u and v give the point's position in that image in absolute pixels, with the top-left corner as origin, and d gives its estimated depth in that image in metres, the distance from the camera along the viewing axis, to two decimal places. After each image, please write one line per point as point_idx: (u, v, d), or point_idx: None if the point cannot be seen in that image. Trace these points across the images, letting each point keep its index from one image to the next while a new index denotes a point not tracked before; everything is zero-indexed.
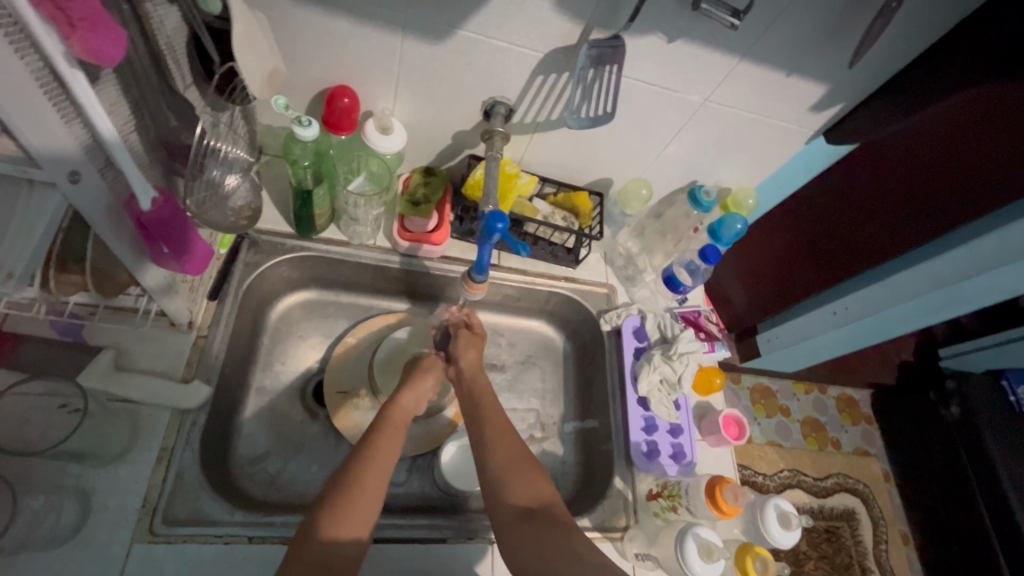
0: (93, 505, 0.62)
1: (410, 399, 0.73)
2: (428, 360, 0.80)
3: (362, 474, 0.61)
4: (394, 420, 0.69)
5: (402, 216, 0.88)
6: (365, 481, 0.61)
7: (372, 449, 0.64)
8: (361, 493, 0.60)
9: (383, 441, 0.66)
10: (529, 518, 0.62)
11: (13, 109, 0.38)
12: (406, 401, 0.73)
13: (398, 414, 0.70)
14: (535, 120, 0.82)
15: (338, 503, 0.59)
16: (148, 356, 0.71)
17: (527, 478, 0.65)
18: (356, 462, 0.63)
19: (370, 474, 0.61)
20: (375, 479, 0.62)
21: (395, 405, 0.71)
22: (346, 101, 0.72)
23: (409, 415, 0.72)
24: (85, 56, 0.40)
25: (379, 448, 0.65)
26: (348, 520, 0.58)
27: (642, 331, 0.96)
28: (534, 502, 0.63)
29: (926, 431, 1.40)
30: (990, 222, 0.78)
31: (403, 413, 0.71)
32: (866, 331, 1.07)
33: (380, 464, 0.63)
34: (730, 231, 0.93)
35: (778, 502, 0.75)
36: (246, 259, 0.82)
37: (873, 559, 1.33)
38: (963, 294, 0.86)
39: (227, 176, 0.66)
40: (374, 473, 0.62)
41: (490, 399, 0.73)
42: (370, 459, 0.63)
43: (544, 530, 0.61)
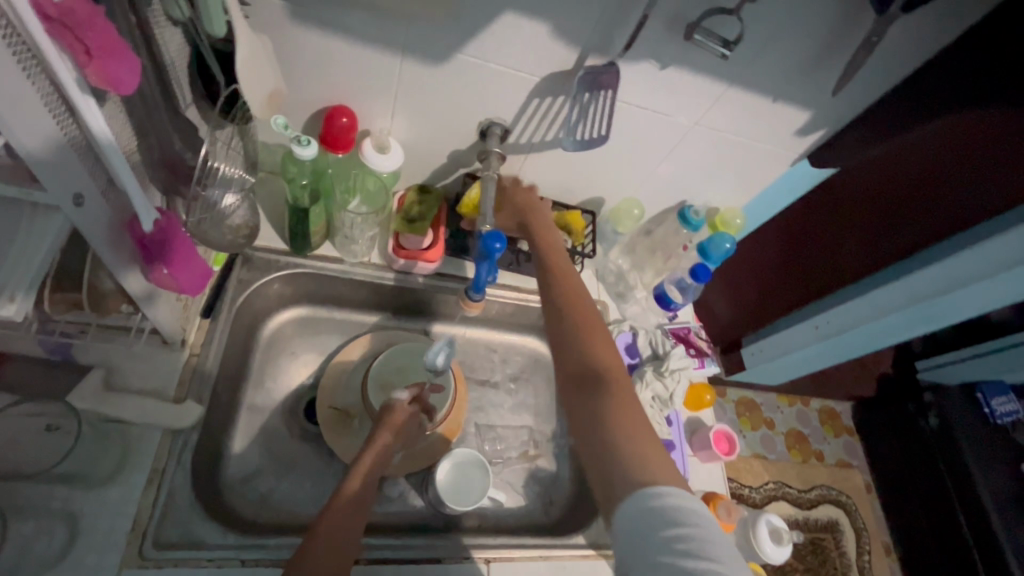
0: (81, 529, 0.61)
1: (370, 458, 0.73)
2: (395, 418, 0.78)
3: (330, 517, 0.64)
4: (371, 460, 0.72)
5: (397, 233, 0.88)
6: (334, 522, 0.63)
7: (340, 494, 0.67)
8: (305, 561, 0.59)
9: (334, 513, 0.64)
10: (580, 390, 0.61)
11: (13, 117, 0.35)
12: (367, 460, 0.72)
13: (354, 479, 0.69)
14: (530, 140, 0.83)
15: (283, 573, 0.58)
16: (140, 375, 0.70)
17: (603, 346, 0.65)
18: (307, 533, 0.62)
19: (335, 521, 0.64)
20: (339, 530, 0.63)
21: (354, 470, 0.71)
22: (345, 121, 0.73)
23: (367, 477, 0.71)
24: (101, 83, 0.40)
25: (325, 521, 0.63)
26: (319, 556, 0.60)
27: (634, 347, 0.98)
28: (672, 478, 0.52)
29: (907, 442, 1.45)
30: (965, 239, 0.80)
31: (379, 455, 0.74)
32: (846, 346, 1.09)
33: (350, 511, 0.66)
34: (719, 249, 0.95)
35: (769, 517, 0.78)
36: (240, 275, 0.82)
37: (857, 571, 1.36)
38: (937, 312, 0.89)
39: (226, 195, 0.67)
40: (340, 520, 0.64)
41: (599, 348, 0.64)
42: (342, 504, 0.66)
43: (588, 393, 0.60)
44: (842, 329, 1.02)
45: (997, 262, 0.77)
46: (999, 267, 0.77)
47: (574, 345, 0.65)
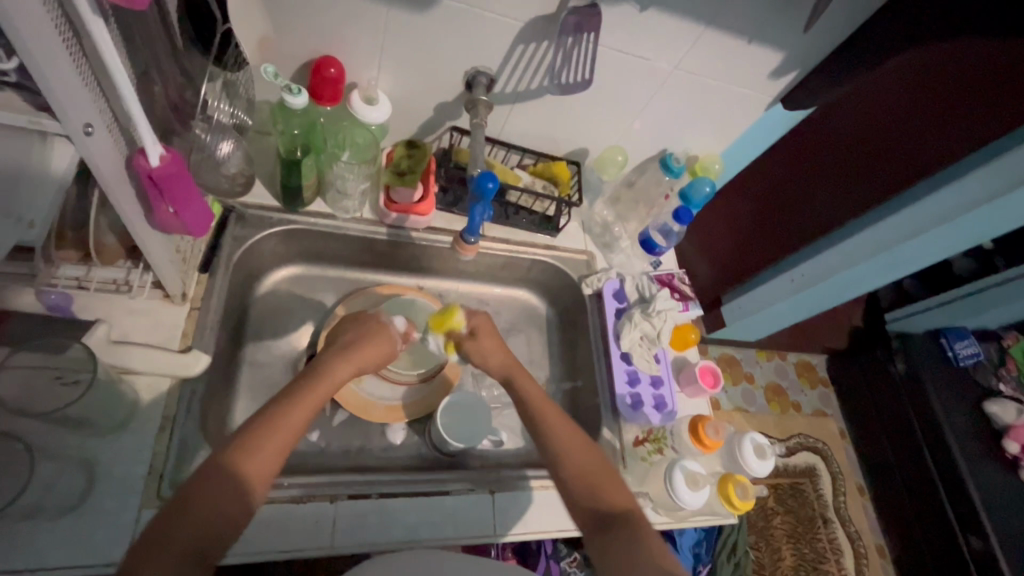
0: (99, 474, 0.62)
1: (341, 369, 0.68)
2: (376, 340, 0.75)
3: (251, 454, 0.55)
4: (320, 388, 0.63)
5: (388, 187, 0.90)
6: (254, 462, 0.54)
7: (264, 426, 0.57)
8: (259, 453, 0.55)
9: (295, 413, 0.59)
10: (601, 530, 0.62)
11: (34, 42, 0.36)
12: (338, 371, 0.68)
13: (325, 383, 0.65)
14: (516, 90, 0.85)
15: (218, 476, 0.53)
16: (142, 329, 0.71)
17: (595, 477, 0.67)
18: (260, 422, 0.57)
19: (256, 462, 0.54)
20: (261, 474, 0.55)
21: (324, 376, 0.66)
22: (333, 71, 0.73)
23: (335, 384, 0.66)
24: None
25: (282, 426, 0.58)
26: (202, 504, 0.51)
27: (622, 292, 1.01)
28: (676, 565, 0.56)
29: (874, 382, 1.68)
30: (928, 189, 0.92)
31: (332, 384, 0.66)
32: (816, 298, 1.20)
33: (281, 449, 0.57)
34: (700, 194, 0.99)
35: (753, 435, 0.84)
36: (235, 232, 0.82)
37: (833, 511, 1.58)
38: (904, 256, 1.00)
39: (222, 143, 0.74)
40: (261, 462, 0.55)
41: (568, 445, 0.69)
42: (273, 435, 0.57)
43: (616, 538, 0.61)
44: (813, 280, 1.14)
45: (955, 210, 0.89)
46: (956, 212, 0.89)
47: (577, 478, 0.66)
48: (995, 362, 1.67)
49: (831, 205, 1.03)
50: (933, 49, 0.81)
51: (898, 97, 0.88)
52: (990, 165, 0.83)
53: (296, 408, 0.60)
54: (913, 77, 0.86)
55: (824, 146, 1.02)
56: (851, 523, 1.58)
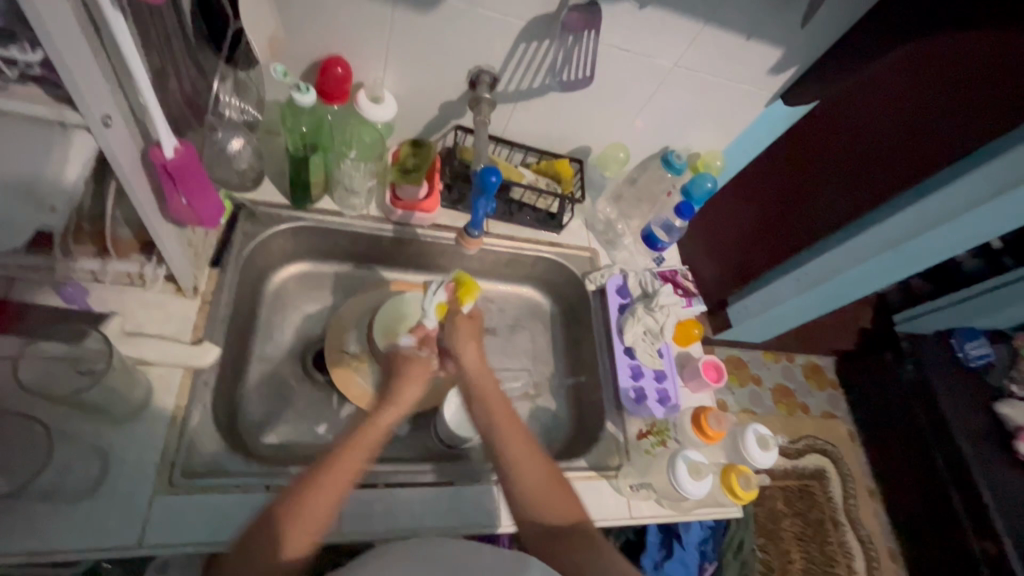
0: (113, 461, 0.64)
1: (390, 417, 0.69)
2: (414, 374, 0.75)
3: (307, 505, 0.58)
4: (365, 441, 0.65)
5: (393, 184, 0.92)
6: (310, 512, 0.57)
7: (324, 478, 0.59)
8: (315, 493, 0.58)
9: (345, 461, 0.61)
10: (552, 537, 0.63)
11: (60, 35, 0.38)
12: (386, 418, 0.68)
13: (371, 431, 0.66)
14: (518, 88, 0.87)
15: (285, 513, 0.57)
16: (155, 321, 0.73)
17: (548, 486, 0.66)
18: (312, 471, 0.60)
19: (314, 508, 0.58)
20: (320, 516, 0.58)
21: (370, 424, 0.67)
22: (340, 71, 0.76)
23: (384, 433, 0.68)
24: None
25: (334, 473, 0.60)
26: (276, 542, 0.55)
27: (625, 288, 1.02)
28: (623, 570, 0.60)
29: (884, 386, 1.68)
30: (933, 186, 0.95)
31: (377, 433, 0.66)
32: (824, 297, 1.23)
33: (337, 489, 0.60)
34: (701, 189, 1.00)
35: (756, 427, 0.83)
36: (244, 229, 0.84)
37: (843, 513, 1.60)
38: (911, 252, 1.03)
39: (233, 139, 0.76)
40: (320, 508, 0.58)
41: (525, 461, 0.66)
42: (328, 481, 0.59)
43: (569, 547, 0.62)
44: (821, 278, 1.16)
45: (962, 205, 0.92)
46: (964, 207, 0.92)
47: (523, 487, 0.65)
48: (1006, 362, 1.64)
49: (840, 203, 1.04)
50: (930, 45, 0.84)
51: (898, 94, 0.91)
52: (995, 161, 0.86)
53: (349, 458, 0.62)
54: (914, 74, 0.88)
55: (828, 145, 1.04)
56: (862, 524, 1.60)
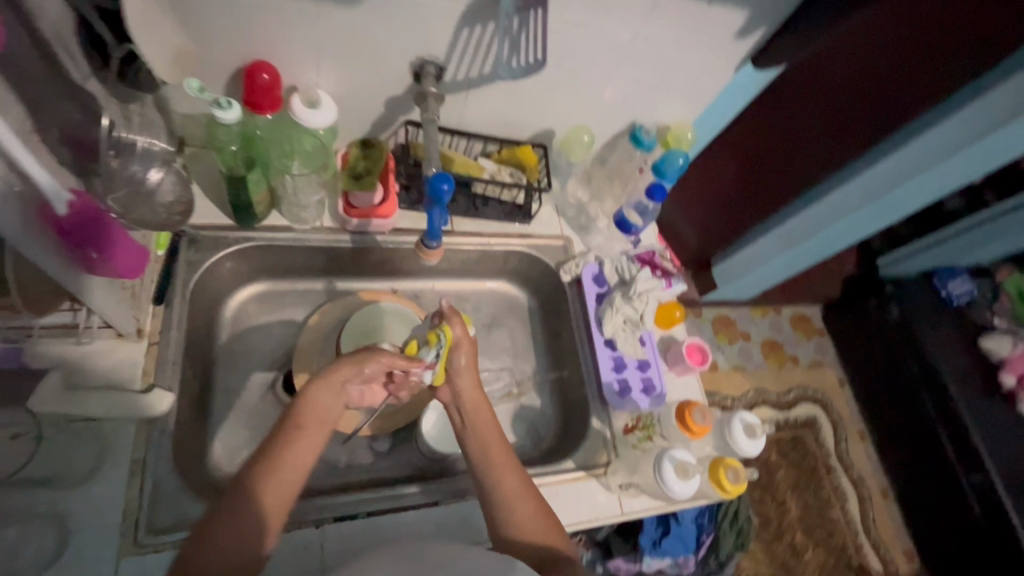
0: (71, 529, 0.60)
1: (326, 391, 0.66)
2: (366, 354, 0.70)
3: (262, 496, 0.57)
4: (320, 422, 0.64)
5: (346, 192, 0.86)
6: (254, 518, 0.56)
7: (269, 466, 0.59)
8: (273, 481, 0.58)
9: (297, 441, 0.61)
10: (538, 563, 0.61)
11: None
12: (324, 392, 0.66)
13: (309, 411, 0.64)
14: (467, 76, 0.80)
15: (229, 515, 0.55)
16: (99, 372, 0.68)
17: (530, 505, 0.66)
18: (258, 467, 0.59)
19: (263, 502, 0.57)
20: (273, 513, 0.58)
21: (307, 402, 0.65)
22: (265, 77, 0.69)
23: (330, 410, 0.66)
24: None
25: (286, 458, 0.60)
26: (220, 544, 0.54)
27: (601, 276, 0.98)
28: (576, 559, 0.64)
29: (871, 332, 1.71)
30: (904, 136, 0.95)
31: (318, 410, 0.65)
32: (805, 253, 1.24)
33: (291, 480, 0.60)
34: (673, 167, 0.95)
35: (742, 416, 0.83)
36: (189, 257, 0.78)
37: (835, 458, 1.66)
38: (889, 203, 1.05)
39: (151, 171, 0.67)
40: (268, 500, 0.58)
41: (518, 496, 0.65)
42: (280, 474, 0.59)
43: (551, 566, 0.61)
44: (804, 235, 1.17)
45: (938, 153, 0.93)
46: (942, 154, 0.92)
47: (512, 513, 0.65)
48: (988, 297, 1.63)
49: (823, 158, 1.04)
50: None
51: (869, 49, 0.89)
52: (963, 109, 0.86)
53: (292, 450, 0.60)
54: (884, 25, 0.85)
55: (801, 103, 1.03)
56: (854, 467, 1.66)
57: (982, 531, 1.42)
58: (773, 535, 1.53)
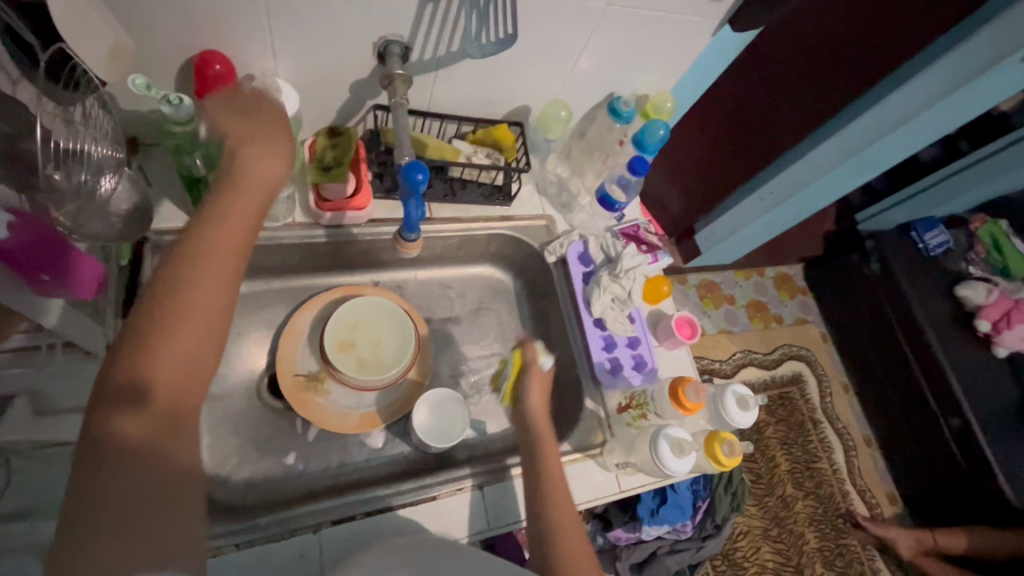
0: None
1: (287, 351, 0.84)
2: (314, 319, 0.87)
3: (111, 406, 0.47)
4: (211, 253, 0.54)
5: (317, 185, 0.82)
6: (166, 358, 0.49)
7: (177, 303, 0.51)
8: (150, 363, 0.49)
9: (198, 277, 0.53)
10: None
11: None
12: (286, 357, 0.83)
13: (221, 231, 0.56)
14: (435, 55, 0.76)
15: (124, 364, 0.48)
16: (70, 393, 0.65)
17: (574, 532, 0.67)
18: (158, 302, 0.51)
19: (160, 374, 0.49)
20: (170, 378, 0.50)
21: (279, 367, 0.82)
22: (218, 68, 0.65)
23: (291, 373, 0.83)
24: None
25: (190, 295, 0.52)
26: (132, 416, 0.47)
27: (587, 254, 0.97)
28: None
29: (851, 286, 1.73)
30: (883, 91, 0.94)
31: (236, 232, 0.57)
32: (787, 212, 1.24)
33: (196, 334, 0.52)
34: (653, 138, 0.93)
35: (735, 389, 0.83)
36: (154, 264, 0.74)
37: (821, 412, 1.70)
38: (871, 157, 1.04)
39: (100, 181, 0.61)
40: (177, 348, 0.50)
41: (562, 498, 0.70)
42: (182, 312, 0.51)
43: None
44: (785, 196, 1.17)
45: (920, 103, 0.93)
46: (922, 106, 0.92)
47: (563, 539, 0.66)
48: (963, 246, 1.63)
49: (802, 116, 1.03)
50: None
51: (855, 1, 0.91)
52: (946, 56, 0.86)
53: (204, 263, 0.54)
54: None
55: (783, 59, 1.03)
56: (840, 420, 1.70)
57: (963, 472, 1.45)
58: (764, 489, 1.57)
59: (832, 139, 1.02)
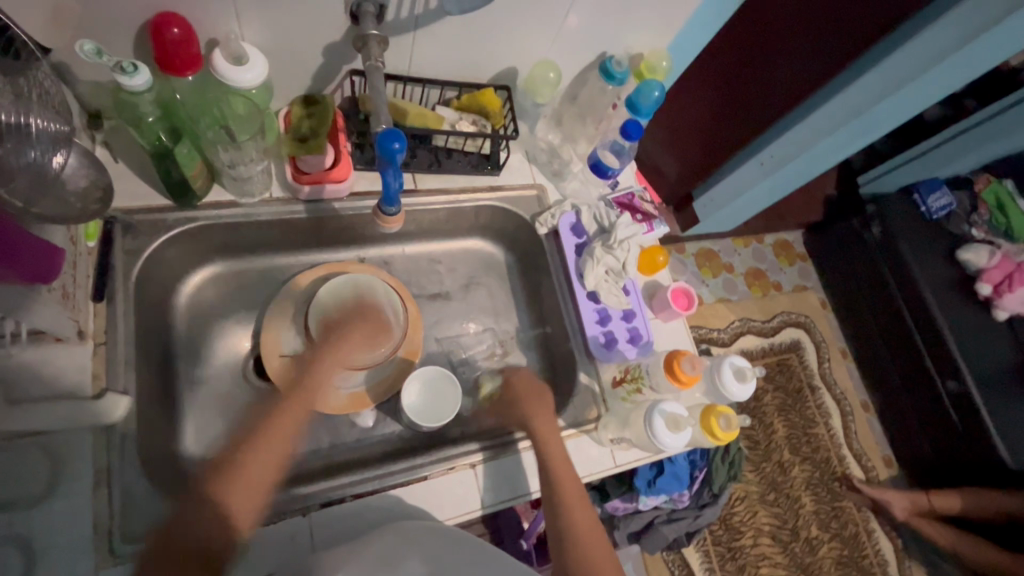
0: (38, 550, 0.57)
1: (272, 328, 0.81)
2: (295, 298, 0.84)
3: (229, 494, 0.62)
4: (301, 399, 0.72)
5: (292, 157, 0.77)
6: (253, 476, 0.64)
7: (273, 430, 0.68)
8: (243, 477, 0.63)
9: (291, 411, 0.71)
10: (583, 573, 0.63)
11: None
12: (271, 334, 0.81)
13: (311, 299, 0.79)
14: (412, 13, 0.71)
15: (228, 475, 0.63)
16: (43, 381, 0.62)
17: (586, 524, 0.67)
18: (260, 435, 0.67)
19: (247, 483, 0.63)
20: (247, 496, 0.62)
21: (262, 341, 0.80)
22: (177, 31, 0.60)
23: (276, 353, 0.81)
24: None
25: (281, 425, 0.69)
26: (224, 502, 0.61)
27: (580, 225, 0.93)
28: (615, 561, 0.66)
29: (850, 252, 1.70)
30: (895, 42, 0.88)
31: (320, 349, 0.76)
32: (789, 175, 1.19)
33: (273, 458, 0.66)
34: (648, 100, 0.88)
35: (732, 360, 0.82)
36: (125, 246, 0.71)
37: (819, 378, 1.69)
38: (880, 113, 0.99)
39: (55, 157, 0.58)
40: (261, 468, 0.65)
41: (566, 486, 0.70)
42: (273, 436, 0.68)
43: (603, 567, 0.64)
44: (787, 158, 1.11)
45: (929, 58, 0.87)
46: (932, 60, 0.87)
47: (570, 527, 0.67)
48: (966, 207, 1.58)
49: (808, 71, 0.97)
50: None
51: None
52: (959, 7, 0.80)
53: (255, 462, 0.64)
54: None
55: (782, 15, 0.98)
56: (837, 385, 1.70)
57: (959, 435, 1.45)
58: (761, 456, 1.58)
59: (840, 95, 0.97)
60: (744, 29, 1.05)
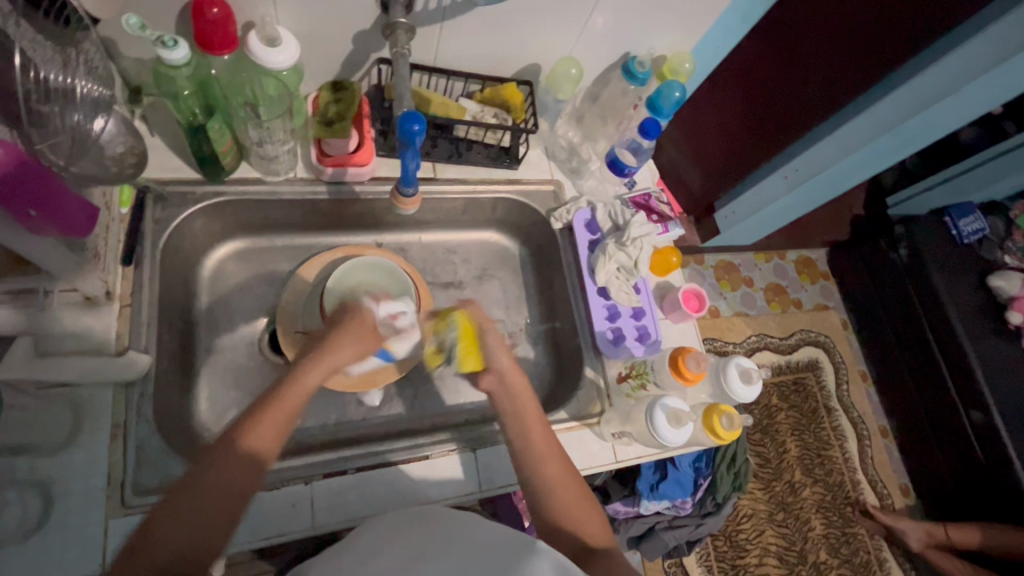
0: (55, 495, 0.60)
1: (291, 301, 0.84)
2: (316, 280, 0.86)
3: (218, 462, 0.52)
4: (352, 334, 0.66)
5: (318, 139, 0.81)
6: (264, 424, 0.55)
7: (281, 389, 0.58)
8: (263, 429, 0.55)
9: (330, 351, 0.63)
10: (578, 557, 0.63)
11: None
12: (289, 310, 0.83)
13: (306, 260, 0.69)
14: (440, 6, 0.73)
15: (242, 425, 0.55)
16: (71, 337, 0.66)
17: (575, 498, 0.62)
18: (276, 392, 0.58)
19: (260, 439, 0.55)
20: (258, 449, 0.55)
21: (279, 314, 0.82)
22: (216, 11, 0.62)
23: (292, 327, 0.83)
24: None
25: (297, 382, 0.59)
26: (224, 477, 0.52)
27: (594, 222, 0.94)
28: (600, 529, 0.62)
29: (877, 272, 1.67)
30: (924, 58, 0.88)
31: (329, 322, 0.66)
32: (815, 190, 1.19)
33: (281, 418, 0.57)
34: (668, 101, 0.89)
35: (738, 361, 0.81)
36: (155, 215, 0.74)
37: (836, 399, 1.66)
38: (909, 132, 0.99)
39: (95, 120, 0.62)
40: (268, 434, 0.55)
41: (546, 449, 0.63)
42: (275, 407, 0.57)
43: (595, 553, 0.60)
44: (812, 173, 1.12)
45: (958, 78, 0.86)
46: (960, 80, 0.86)
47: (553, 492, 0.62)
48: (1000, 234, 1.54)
49: (834, 87, 0.97)
50: None
51: None
52: (989, 27, 0.79)
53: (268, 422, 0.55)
54: None
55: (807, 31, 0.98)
56: (855, 408, 1.66)
57: (981, 466, 1.40)
58: (772, 474, 1.55)
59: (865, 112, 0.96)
60: (768, 42, 1.06)
